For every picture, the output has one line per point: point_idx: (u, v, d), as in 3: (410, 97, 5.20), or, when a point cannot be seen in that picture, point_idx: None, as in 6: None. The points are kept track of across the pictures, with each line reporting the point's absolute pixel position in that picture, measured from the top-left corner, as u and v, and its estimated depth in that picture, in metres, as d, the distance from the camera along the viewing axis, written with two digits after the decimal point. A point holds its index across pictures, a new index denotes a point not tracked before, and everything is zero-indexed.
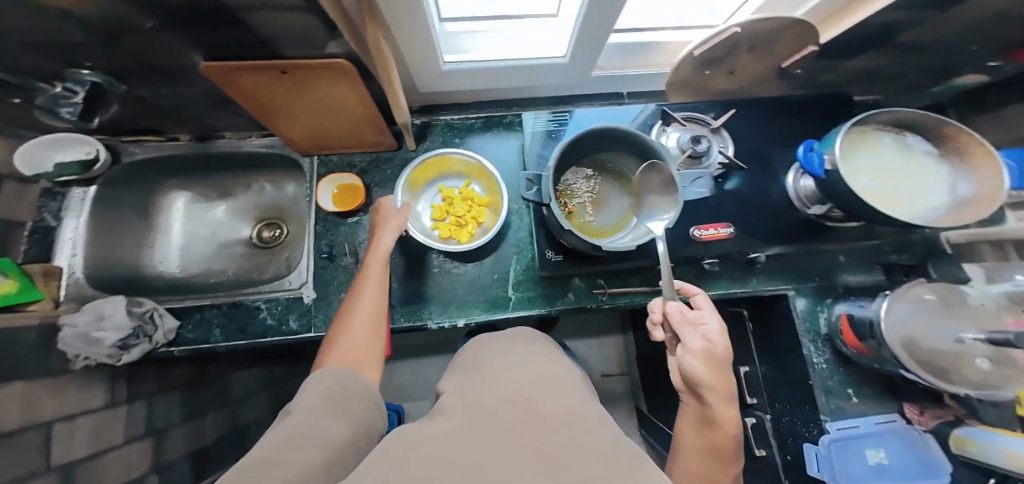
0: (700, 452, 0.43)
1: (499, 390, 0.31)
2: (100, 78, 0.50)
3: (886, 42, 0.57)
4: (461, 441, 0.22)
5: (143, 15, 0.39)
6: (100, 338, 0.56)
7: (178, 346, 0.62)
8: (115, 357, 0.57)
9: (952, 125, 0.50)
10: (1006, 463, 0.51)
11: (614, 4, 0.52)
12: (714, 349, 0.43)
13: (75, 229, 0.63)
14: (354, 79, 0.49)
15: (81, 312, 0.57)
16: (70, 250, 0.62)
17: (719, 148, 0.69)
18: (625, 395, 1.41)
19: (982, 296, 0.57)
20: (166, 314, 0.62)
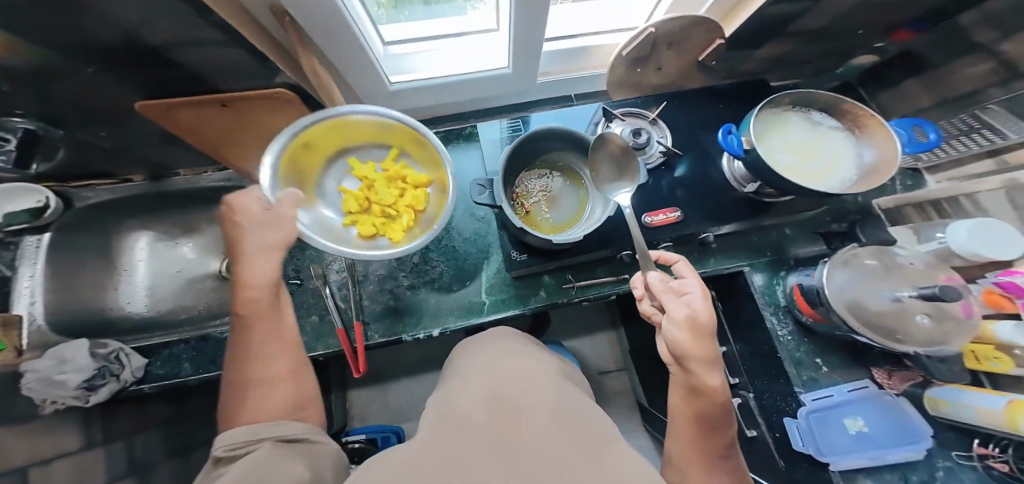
0: (689, 422, 0.39)
1: (478, 395, 0.36)
2: (33, 124, 0.49)
3: (783, 31, 0.63)
4: (452, 453, 0.27)
5: (77, 64, 0.41)
6: (63, 381, 0.55)
7: (148, 383, 0.60)
8: (82, 399, 0.56)
9: (850, 101, 0.56)
10: (980, 420, 0.54)
11: (539, 18, 0.56)
12: (699, 316, 0.40)
13: (33, 277, 0.62)
14: (297, 106, 0.51)
15: (41, 358, 0.56)
16: (29, 297, 0.62)
17: (656, 139, 0.71)
18: (624, 390, 1.41)
19: (911, 255, 0.62)
20: (133, 352, 0.60)
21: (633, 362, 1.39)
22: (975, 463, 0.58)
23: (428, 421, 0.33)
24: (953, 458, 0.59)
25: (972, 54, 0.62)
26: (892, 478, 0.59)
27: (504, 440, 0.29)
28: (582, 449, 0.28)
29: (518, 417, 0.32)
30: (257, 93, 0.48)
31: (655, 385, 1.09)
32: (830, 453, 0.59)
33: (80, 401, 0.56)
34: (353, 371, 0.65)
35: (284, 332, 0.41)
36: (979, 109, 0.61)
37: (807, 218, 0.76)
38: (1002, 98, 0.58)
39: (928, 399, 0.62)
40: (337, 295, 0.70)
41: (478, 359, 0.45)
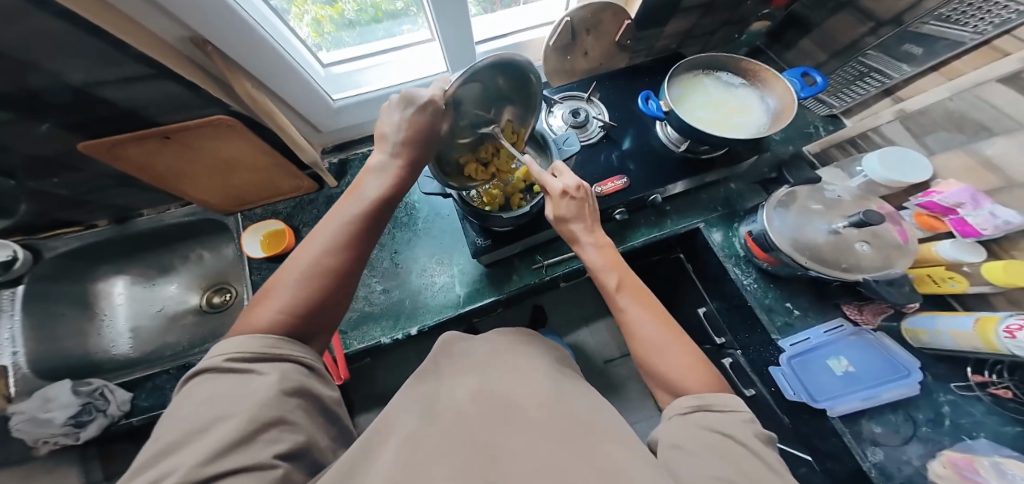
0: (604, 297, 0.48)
1: (465, 387, 0.39)
2: None
3: (679, 8, 0.69)
4: (423, 444, 0.30)
5: (13, 111, 0.44)
6: (49, 418, 0.57)
7: (136, 416, 0.60)
8: (73, 435, 0.59)
9: (748, 60, 0.62)
10: (961, 345, 0.56)
11: (461, 22, 0.59)
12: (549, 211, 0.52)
13: (12, 327, 0.64)
14: (241, 130, 0.53)
15: (28, 399, 0.59)
16: (11, 348, 0.64)
17: (594, 115, 0.73)
18: (633, 374, 1.43)
19: (841, 189, 0.63)
20: (117, 387, 0.60)
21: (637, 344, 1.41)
22: (977, 393, 0.58)
23: (411, 409, 0.36)
24: (953, 391, 0.59)
25: (843, 11, 0.70)
26: (898, 418, 0.59)
27: (496, 442, 0.31)
28: (576, 444, 0.30)
29: (515, 412, 0.35)
30: (196, 121, 0.50)
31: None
32: (823, 399, 0.61)
33: (71, 438, 0.59)
34: (335, 380, 0.66)
35: (358, 246, 0.46)
36: (861, 56, 0.69)
37: (745, 169, 0.76)
38: (876, 43, 0.66)
39: (905, 331, 0.64)
40: None
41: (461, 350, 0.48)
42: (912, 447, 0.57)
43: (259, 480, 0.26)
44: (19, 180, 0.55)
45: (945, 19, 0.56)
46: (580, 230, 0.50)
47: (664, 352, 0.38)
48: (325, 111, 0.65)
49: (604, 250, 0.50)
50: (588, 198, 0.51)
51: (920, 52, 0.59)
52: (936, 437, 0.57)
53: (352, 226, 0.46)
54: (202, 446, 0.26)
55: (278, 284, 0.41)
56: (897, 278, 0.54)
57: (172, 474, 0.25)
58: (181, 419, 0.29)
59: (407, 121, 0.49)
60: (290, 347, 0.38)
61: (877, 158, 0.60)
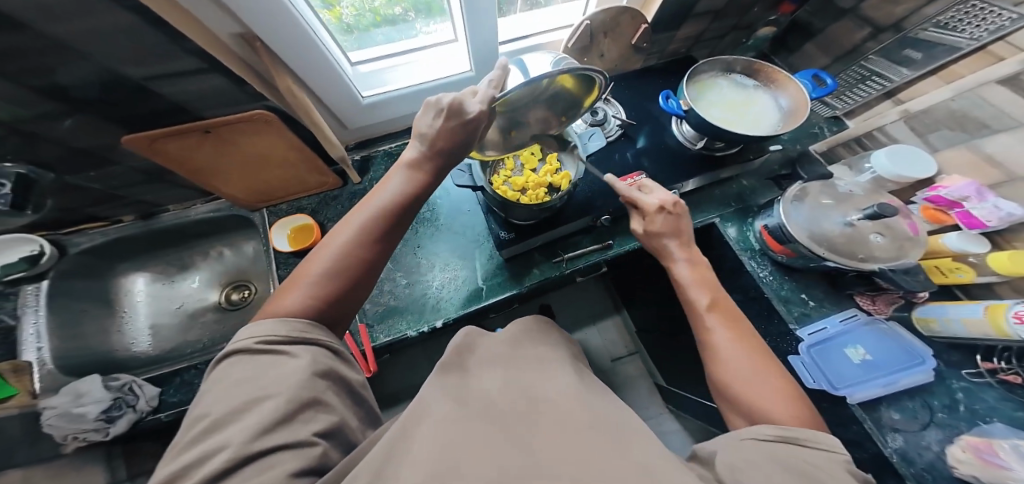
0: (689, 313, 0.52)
1: (491, 378, 0.39)
2: (22, 168, 0.51)
3: (691, 13, 0.72)
4: (459, 429, 0.30)
5: (62, 104, 0.45)
6: (83, 413, 0.58)
7: (165, 411, 0.61)
8: (103, 431, 0.58)
9: (759, 62, 0.65)
10: (971, 332, 0.60)
11: (487, 23, 0.60)
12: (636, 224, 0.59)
13: (38, 323, 0.63)
14: (277, 126, 0.54)
15: (58, 394, 0.59)
16: (35, 343, 0.62)
17: (612, 114, 0.75)
18: (641, 373, 1.44)
19: (851, 184, 0.66)
20: (145, 383, 0.61)
21: (644, 342, 1.43)
22: (988, 380, 0.61)
23: (438, 391, 0.36)
24: (965, 378, 0.63)
25: (844, 19, 0.73)
26: (915, 405, 0.62)
27: (526, 431, 0.31)
28: (609, 438, 0.31)
29: (541, 405, 0.35)
30: (237, 116, 0.51)
31: (672, 358, 1.13)
32: (843, 386, 0.64)
33: (101, 433, 0.59)
34: (364, 372, 0.67)
35: (385, 239, 0.48)
36: (863, 60, 0.72)
37: (757, 165, 0.79)
38: (877, 49, 0.69)
39: (917, 320, 0.68)
40: None
41: (485, 346, 0.46)
42: (930, 433, 0.60)
43: (303, 457, 0.29)
44: (58, 174, 0.55)
45: (944, 26, 0.59)
46: (674, 248, 0.56)
47: (753, 383, 0.41)
48: (353, 108, 0.67)
49: (696, 268, 0.54)
50: (682, 215, 0.57)
51: (919, 57, 0.62)
52: (951, 422, 0.60)
53: (381, 220, 0.47)
54: (246, 425, 0.29)
55: (309, 271, 0.43)
56: (909, 266, 0.57)
57: (224, 449, 0.27)
58: (221, 398, 0.31)
59: (439, 130, 0.49)
60: (317, 331, 0.40)
61: (885, 155, 0.62)
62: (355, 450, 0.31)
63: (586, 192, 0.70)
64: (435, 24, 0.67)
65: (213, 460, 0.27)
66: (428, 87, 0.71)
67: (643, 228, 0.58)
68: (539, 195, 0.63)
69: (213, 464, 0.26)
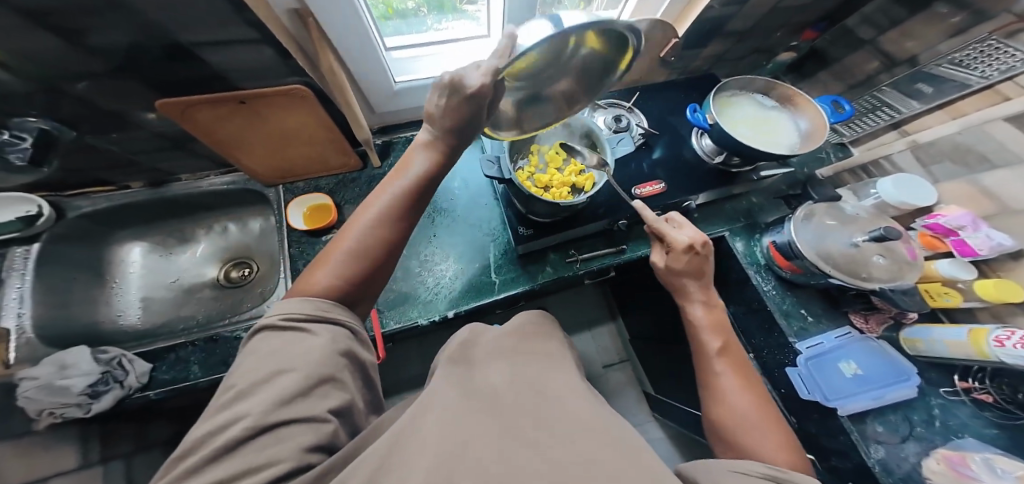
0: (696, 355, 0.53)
1: (500, 371, 0.38)
2: (48, 124, 0.49)
3: (719, 32, 0.75)
4: (468, 423, 0.28)
5: (98, 61, 0.43)
6: (67, 386, 0.54)
7: (155, 389, 0.58)
8: (84, 407, 0.56)
9: (781, 84, 0.67)
10: (953, 353, 0.65)
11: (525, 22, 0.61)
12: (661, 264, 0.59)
13: (23, 288, 0.58)
14: (312, 102, 0.54)
15: (39, 365, 0.55)
16: (15, 309, 0.57)
17: (635, 123, 0.77)
18: (631, 381, 1.47)
19: (857, 207, 0.69)
20: (136, 358, 0.58)
21: (636, 350, 1.46)
22: (963, 397, 0.67)
23: (444, 387, 0.34)
24: (942, 395, 0.69)
25: (861, 50, 0.77)
26: (897, 419, 0.67)
27: (536, 426, 0.30)
28: (614, 444, 0.29)
29: (550, 401, 0.33)
30: (275, 90, 0.51)
31: (664, 366, 1.15)
32: (835, 398, 0.67)
33: (81, 410, 0.56)
34: (374, 359, 0.66)
35: (407, 220, 0.47)
36: (875, 90, 0.76)
37: (768, 184, 0.82)
38: (890, 81, 0.73)
39: (904, 340, 0.73)
40: None
41: (485, 348, 0.42)
42: (909, 445, 0.64)
43: (327, 433, 0.28)
44: (79, 134, 0.53)
45: (958, 63, 0.62)
46: (691, 287, 0.56)
47: (757, 433, 0.42)
48: (385, 91, 0.66)
49: (713, 311, 0.55)
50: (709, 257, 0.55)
51: (930, 91, 0.66)
52: (928, 436, 0.65)
53: (408, 204, 0.47)
54: (264, 395, 0.28)
55: (336, 250, 0.42)
56: (908, 288, 0.62)
57: (251, 418, 0.26)
58: (250, 368, 0.31)
59: (446, 107, 0.45)
60: (340, 311, 0.39)
61: (890, 182, 0.66)
62: (361, 435, 0.30)
63: (607, 195, 0.71)
64: (448, 21, 0.66)
65: (246, 432, 0.26)
66: None
67: (665, 263, 0.58)
68: (563, 194, 0.64)
69: (248, 435, 0.25)
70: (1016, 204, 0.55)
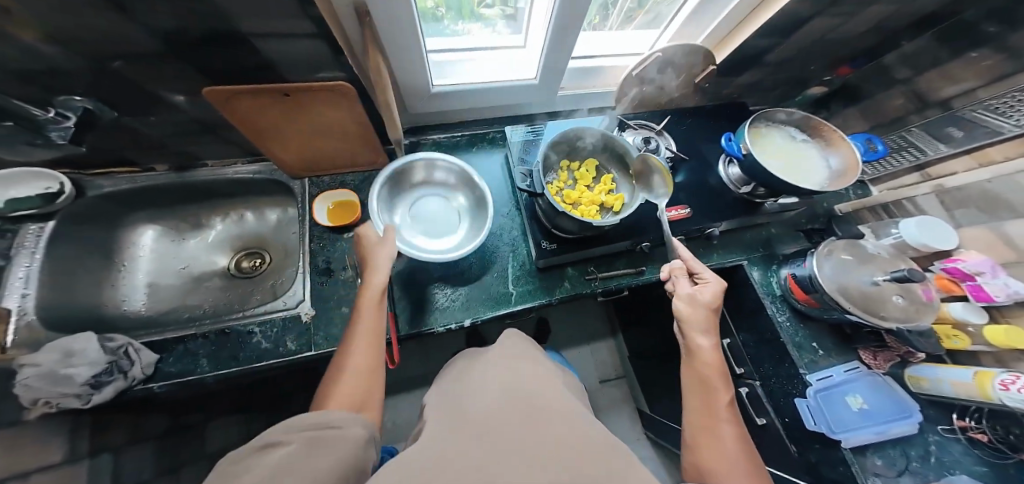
0: (694, 385, 0.53)
1: (487, 395, 0.37)
2: (92, 104, 0.49)
3: (759, 62, 0.77)
4: (463, 459, 0.27)
5: (154, 43, 0.42)
6: (69, 375, 0.51)
7: (158, 381, 0.56)
8: (85, 398, 0.52)
9: (816, 119, 0.68)
10: (958, 393, 0.66)
11: (567, 41, 0.61)
12: (699, 296, 0.57)
13: (29, 268, 0.56)
14: (353, 99, 0.53)
15: (40, 351, 0.52)
16: (20, 289, 0.55)
17: (664, 146, 0.76)
18: (626, 397, 1.48)
19: (876, 246, 0.70)
20: (143, 348, 0.56)
21: (633, 368, 1.47)
22: (958, 436, 0.69)
23: (434, 433, 0.33)
24: (939, 432, 0.71)
25: (895, 89, 0.79)
26: (895, 453, 0.69)
27: (531, 441, 0.29)
28: (603, 454, 0.29)
29: (541, 414, 0.33)
30: (319, 86, 0.50)
31: (662, 387, 1.16)
32: (840, 431, 0.68)
33: (79, 401, 0.52)
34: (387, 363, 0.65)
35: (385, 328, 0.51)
36: (905, 130, 0.77)
37: (788, 216, 0.83)
38: (921, 123, 0.75)
39: (908, 377, 0.74)
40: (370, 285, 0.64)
41: (480, 371, 0.43)
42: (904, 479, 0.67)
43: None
44: (120, 115, 0.52)
45: (993, 110, 0.63)
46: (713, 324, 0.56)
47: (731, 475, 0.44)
48: (423, 92, 0.66)
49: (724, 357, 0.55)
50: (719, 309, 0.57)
51: (960, 135, 0.67)
52: (923, 471, 0.68)
53: (381, 301, 0.53)
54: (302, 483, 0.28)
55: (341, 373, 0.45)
56: (923, 329, 0.64)
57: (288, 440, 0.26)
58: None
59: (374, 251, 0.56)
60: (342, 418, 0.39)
61: (913, 223, 0.67)
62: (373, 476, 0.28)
63: (636, 214, 0.70)
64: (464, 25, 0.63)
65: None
66: (494, 87, 0.70)
67: (691, 294, 0.58)
68: (592, 213, 0.63)
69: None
70: None
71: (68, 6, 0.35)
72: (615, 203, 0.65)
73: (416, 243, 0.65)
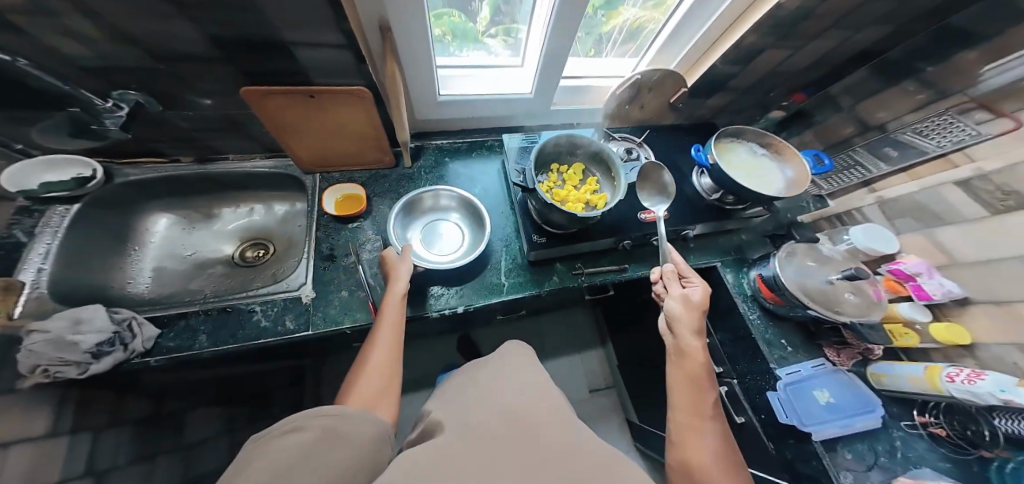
0: (682, 381, 0.58)
1: (490, 404, 0.41)
2: (143, 98, 0.57)
3: (725, 87, 0.87)
4: (468, 460, 0.32)
5: (207, 48, 0.49)
6: (76, 341, 0.52)
7: (155, 356, 0.58)
8: (82, 368, 0.52)
9: (772, 136, 0.78)
10: (914, 386, 0.72)
11: (558, 61, 0.70)
12: (692, 297, 0.64)
13: (48, 245, 0.60)
14: (368, 103, 0.61)
15: (52, 320, 0.54)
16: (37, 264, 0.58)
17: (644, 156, 0.83)
18: (615, 408, 1.50)
19: (832, 250, 0.78)
20: (146, 323, 0.59)
21: (622, 378, 1.50)
22: (920, 431, 0.75)
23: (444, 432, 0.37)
24: (903, 428, 0.76)
25: (840, 114, 0.89)
26: (864, 447, 0.74)
27: (530, 450, 0.33)
28: (588, 456, 0.34)
29: (540, 427, 0.37)
30: (339, 89, 0.57)
31: (648, 392, 1.20)
32: (810, 423, 0.73)
33: (77, 370, 0.52)
34: None
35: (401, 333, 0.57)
36: (851, 150, 0.86)
37: (757, 223, 0.91)
38: (863, 143, 0.84)
39: (869, 374, 0.80)
40: (369, 272, 0.68)
41: (486, 380, 0.47)
42: (874, 473, 0.71)
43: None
44: (163, 108, 0.59)
45: (919, 132, 0.72)
46: (700, 325, 0.62)
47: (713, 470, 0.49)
48: (429, 101, 0.74)
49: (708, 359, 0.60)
50: (704, 309, 0.63)
51: (896, 155, 0.76)
52: (891, 466, 0.72)
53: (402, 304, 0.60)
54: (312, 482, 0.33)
55: (365, 372, 0.52)
56: (874, 323, 0.71)
57: None
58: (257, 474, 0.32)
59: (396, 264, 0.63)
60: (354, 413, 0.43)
61: (860, 230, 0.76)
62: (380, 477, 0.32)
63: (619, 215, 0.77)
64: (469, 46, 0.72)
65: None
66: (492, 98, 0.78)
67: (683, 297, 0.64)
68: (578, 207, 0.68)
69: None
70: (962, 257, 0.67)
71: (135, 12, 0.43)
72: (598, 200, 0.71)
73: (429, 260, 0.71)
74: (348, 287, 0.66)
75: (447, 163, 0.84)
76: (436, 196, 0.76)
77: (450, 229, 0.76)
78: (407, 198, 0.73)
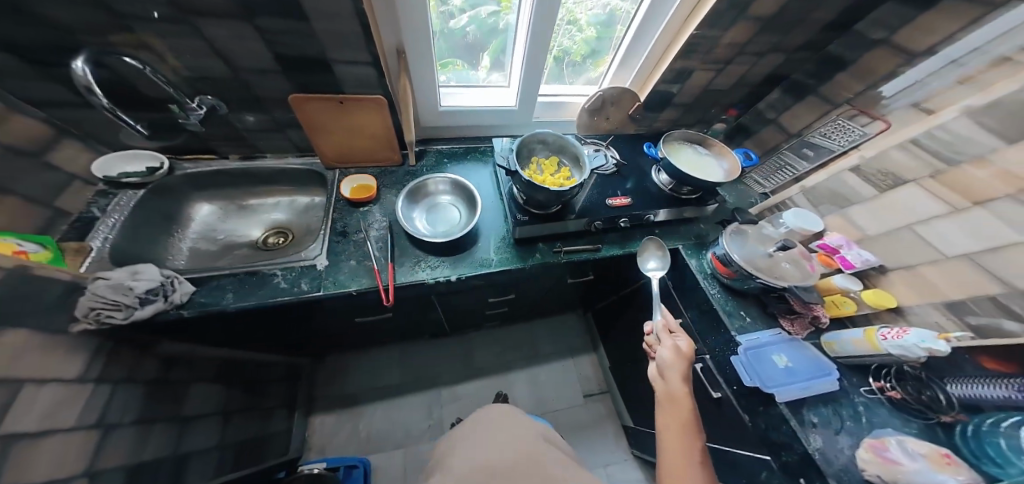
0: (672, 422, 0.63)
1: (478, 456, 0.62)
2: (213, 102, 0.73)
3: (671, 104, 1.08)
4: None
5: (271, 63, 0.67)
6: (131, 286, 0.63)
7: (189, 308, 0.68)
8: (127, 313, 0.62)
9: (708, 138, 0.96)
10: (858, 349, 0.75)
11: (533, 81, 0.89)
12: (680, 346, 0.70)
13: (113, 218, 0.73)
14: (383, 109, 0.78)
15: (116, 271, 0.65)
16: (104, 234, 0.71)
17: (610, 155, 1.01)
18: (609, 414, 1.51)
19: (772, 231, 0.92)
20: (184, 281, 0.70)
21: (615, 381, 1.54)
22: (879, 396, 0.74)
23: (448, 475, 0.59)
24: (864, 394, 0.75)
25: (769, 126, 1.10)
26: (829, 412, 0.73)
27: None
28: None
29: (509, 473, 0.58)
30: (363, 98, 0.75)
31: (636, 385, 1.25)
32: (771, 385, 0.74)
33: (122, 315, 0.61)
34: (385, 304, 0.75)
35: None
36: (778, 152, 1.05)
37: (711, 214, 1.06)
38: (787, 145, 1.03)
39: (823, 343, 0.83)
40: (375, 247, 0.81)
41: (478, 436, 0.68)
42: (843, 438, 0.70)
43: None
44: (227, 112, 0.76)
45: (825, 133, 0.93)
46: (686, 370, 0.67)
47: None
48: (432, 112, 0.92)
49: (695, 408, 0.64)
50: (690, 356, 0.69)
51: (811, 153, 0.95)
52: (857, 429, 0.71)
53: None
54: None
55: None
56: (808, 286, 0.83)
57: None
58: None
59: None
60: None
61: (790, 213, 0.90)
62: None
63: (588, 201, 0.91)
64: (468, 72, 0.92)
65: None
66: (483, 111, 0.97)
67: (672, 345, 0.70)
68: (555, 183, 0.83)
69: None
70: (875, 228, 0.81)
71: (224, 36, 0.61)
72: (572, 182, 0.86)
73: (429, 233, 0.85)
74: (357, 257, 0.79)
75: (446, 163, 1.00)
76: (435, 184, 0.91)
77: (447, 210, 0.90)
78: (412, 185, 0.88)
